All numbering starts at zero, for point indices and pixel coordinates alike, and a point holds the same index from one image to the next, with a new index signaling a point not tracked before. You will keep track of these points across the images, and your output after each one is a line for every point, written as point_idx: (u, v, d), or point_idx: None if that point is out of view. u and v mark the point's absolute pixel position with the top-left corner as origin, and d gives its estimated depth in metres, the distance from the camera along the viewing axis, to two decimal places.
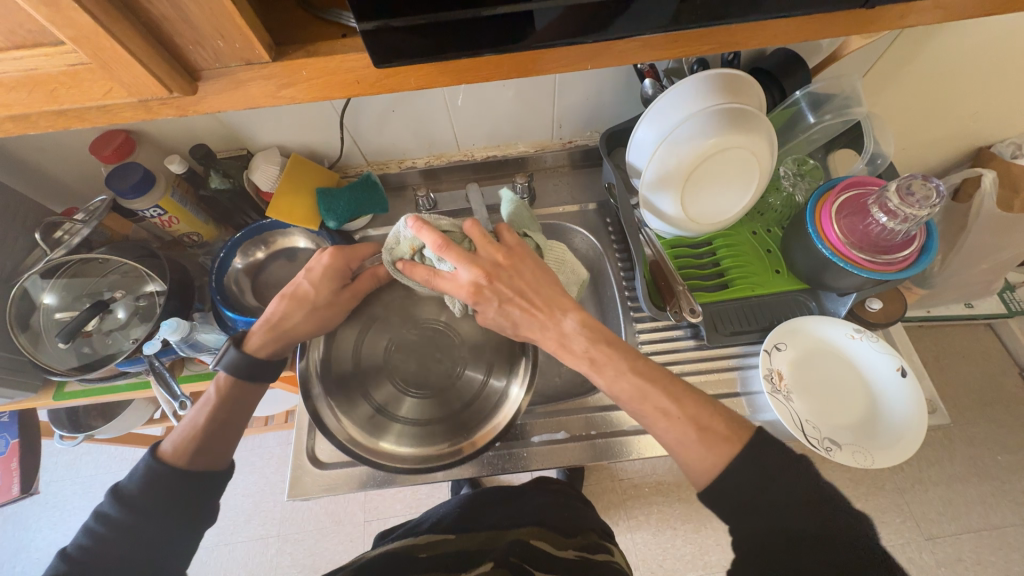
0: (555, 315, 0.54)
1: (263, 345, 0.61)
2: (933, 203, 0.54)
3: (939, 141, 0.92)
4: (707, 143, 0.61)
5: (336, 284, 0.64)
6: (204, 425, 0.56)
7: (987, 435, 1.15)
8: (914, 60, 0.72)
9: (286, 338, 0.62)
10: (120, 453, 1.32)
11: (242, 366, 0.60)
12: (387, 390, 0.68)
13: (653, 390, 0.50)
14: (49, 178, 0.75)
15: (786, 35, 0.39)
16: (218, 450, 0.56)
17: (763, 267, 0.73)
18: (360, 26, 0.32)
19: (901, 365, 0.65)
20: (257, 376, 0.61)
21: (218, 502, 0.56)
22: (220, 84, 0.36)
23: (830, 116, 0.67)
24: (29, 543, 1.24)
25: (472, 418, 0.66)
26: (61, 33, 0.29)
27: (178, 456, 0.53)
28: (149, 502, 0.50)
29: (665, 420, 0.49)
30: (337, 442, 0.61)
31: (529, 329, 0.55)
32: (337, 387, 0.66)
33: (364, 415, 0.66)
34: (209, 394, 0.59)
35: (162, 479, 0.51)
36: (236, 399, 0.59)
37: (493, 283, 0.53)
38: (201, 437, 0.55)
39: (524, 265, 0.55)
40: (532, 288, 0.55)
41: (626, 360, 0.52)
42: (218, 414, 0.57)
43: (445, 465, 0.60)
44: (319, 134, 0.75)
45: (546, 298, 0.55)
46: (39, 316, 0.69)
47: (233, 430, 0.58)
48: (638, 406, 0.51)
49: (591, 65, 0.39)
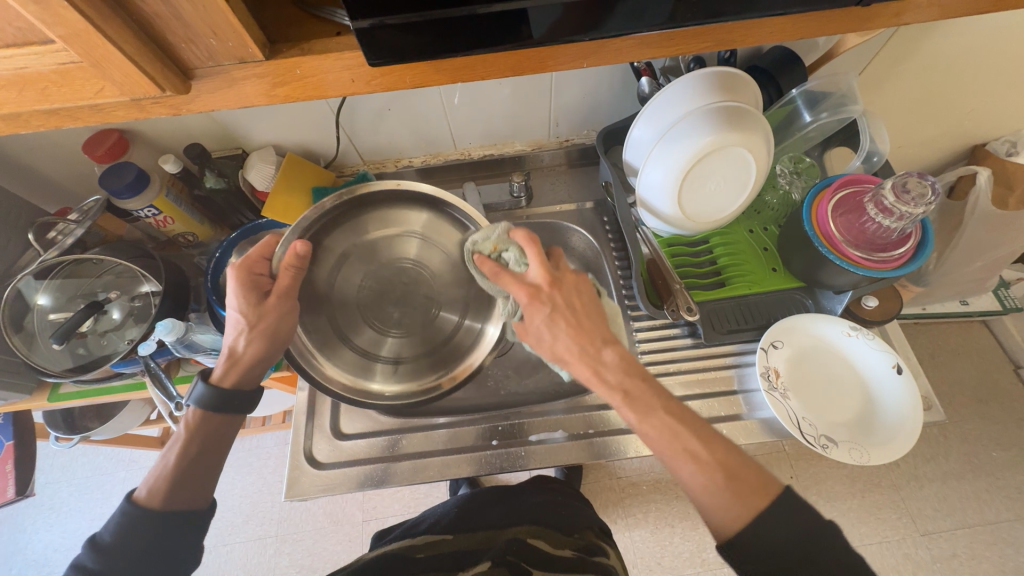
0: (596, 342, 0.53)
1: (229, 372, 0.59)
2: (928, 201, 0.55)
3: (935, 138, 0.92)
4: (705, 141, 0.61)
5: (253, 299, 0.57)
6: (175, 464, 0.54)
7: (982, 431, 1.16)
8: (911, 58, 0.72)
9: (248, 365, 0.59)
10: (116, 454, 1.31)
11: (210, 400, 0.57)
12: (367, 335, 0.61)
13: (683, 429, 0.48)
14: (41, 178, 0.74)
15: (783, 33, 0.39)
16: (194, 487, 0.54)
17: (759, 264, 0.74)
18: (354, 24, 0.32)
19: (897, 362, 0.66)
20: (225, 408, 0.57)
21: (200, 543, 0.54)
22: (214, 83, 0.35)
23: (825, 114, 0.67)
24: (24, 545, 1.23)
25: (450, 357, 0.64)
26: (51, 32, 0.28)
27: (153, 499, 0.52)
28: (124, 550, 0.48)
29: (693, 466, 0.46)
30: (337, 391, 0.62)
31: (566, 352, 0.53)
32: (315, 336, 0.61)
33: (352, 361, 0.62)
34: (181, 430, 0.57)
35: (137, 524, 0.50)
36: (213, 431, 0.57)
37: (555, 293, 0.54)
38: (174, 476, 0.53)
39: (582, 284, 0.56)
40: (583, 310, 0.54)
41: (657, 398, 0.50)
42: (189, 451, 0.55)
43: (429, 399, 0.63)
44: (315, 133, 0.75)
45: (592, 322, 0.54)
46: (33, 317, 0.68)
47: (209, 463, 0.56)
48: (666, 447, 0.47)
49: (586, 64, 0.39)
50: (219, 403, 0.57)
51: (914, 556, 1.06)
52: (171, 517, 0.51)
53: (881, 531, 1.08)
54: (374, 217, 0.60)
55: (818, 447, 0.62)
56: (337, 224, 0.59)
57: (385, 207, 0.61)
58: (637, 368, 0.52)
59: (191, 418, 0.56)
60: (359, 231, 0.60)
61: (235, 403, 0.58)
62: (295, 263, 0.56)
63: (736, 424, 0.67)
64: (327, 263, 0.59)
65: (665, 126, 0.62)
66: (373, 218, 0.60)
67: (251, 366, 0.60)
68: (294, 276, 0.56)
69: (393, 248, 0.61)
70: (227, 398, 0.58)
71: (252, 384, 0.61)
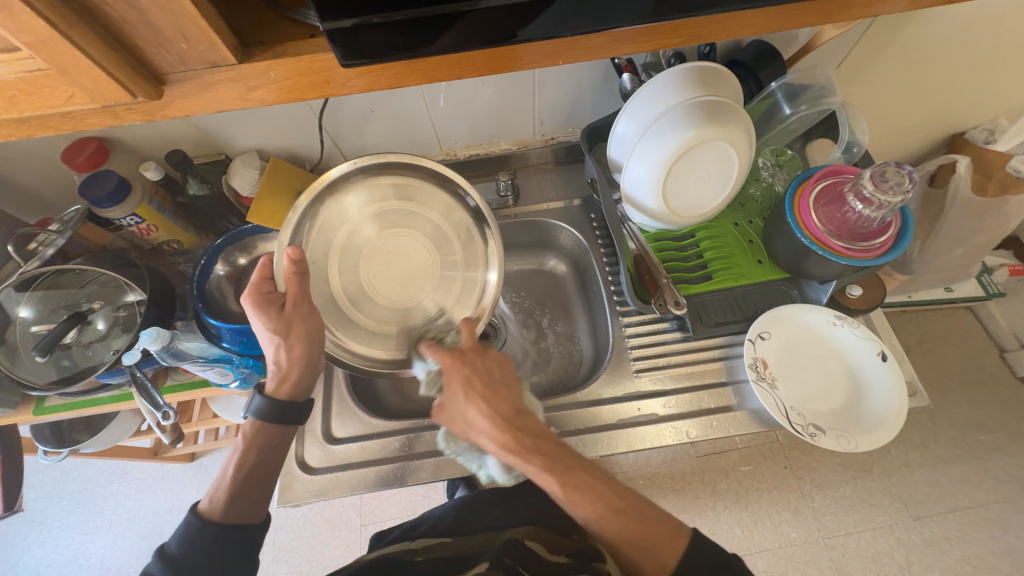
0: (514, 408, 0.55)
1: (279, 382, 0.59)
2: (906, 189, 0.55)
3: (916, 127, 0.94)
4: (687, 136, 0.61)
5: (274, 313, 0.57)
6: (234, 475, 0.55)
7: (970, 415, 1.18)
8: (887, 49, 0.73)
9: (298, 372, 0.60)
10: (107, 467, 1.29)
11: (269, 410, 0.58)
12: (384, 312, 0.64)
13: (603, 487, 0.51)
14: (21, 189, 0.73)
15: (756, 25, 0.39)
16: (252, 499, 0.55)
17: (745, 257, 0.74)
18: (325, 26, 0.32)
19: (882, 349, 0.67)
20: (283, 418, 0.58)
21: (257, 557, 0.54)
22: (187, 87, 0.35)
23: (805, 107, 0.68)
24: (16, 562, 1.21)
25: (465, 304, 0.67)
26: (16, 39, 0.28)
27: (215, 510, 0.53)
28: (190, 558, 0.49)
29: (614, 520, 0.49)
30: (382, 369, 0.64)
31: (479, 419, 0.54)
32: (338, 324, 0.62)
33: (380, 337, 0.64)
34: (238, 440, 0.57)
35: (200, 534, 0.50)
36: (270, 442, 0.58)
37: (472, 364, 0.58)
38: (234, 488, 0.54)
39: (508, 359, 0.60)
40: (495, 379, 0.57)
41: (573, 458, 0.52)
42: (247, 462, 0.56)
43: None
44: (298, 136, 0.74)
45: (510, 390, 0.57)
46: (16, 331, 0.67)
47: (268, 475, 0.57)
48: (589, 505, 0.49)
49: (563, 61, 0.39)
50: (278, 410, 0.58)
51: (906, 540, 1.08)
52: (232, 528, 0.52)
53: (873, 516, 1.10)
54: (348, 202, 0.62)
55: (806, 435, 0.63)
56: (315, 222, 0.60)
57: (345, 190, 0.62)
58: (542, 436, 0.54)
59: (251, 428, 0.57)
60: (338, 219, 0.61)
61: (289, 413, 0.58)
62: (297, 270, 0.56)
63: (726, 415, 0.68)
64: (322, 253, 0.60)
65: (645, 123, 0.63)
66: (346, 205, 0.62)
67: (301, 374, 0.59)
68: (301, 282, 0.57)
69: (373, 223, 0.63)
70: (283, 407, 0.58)
71: (306, 392, 0.61)
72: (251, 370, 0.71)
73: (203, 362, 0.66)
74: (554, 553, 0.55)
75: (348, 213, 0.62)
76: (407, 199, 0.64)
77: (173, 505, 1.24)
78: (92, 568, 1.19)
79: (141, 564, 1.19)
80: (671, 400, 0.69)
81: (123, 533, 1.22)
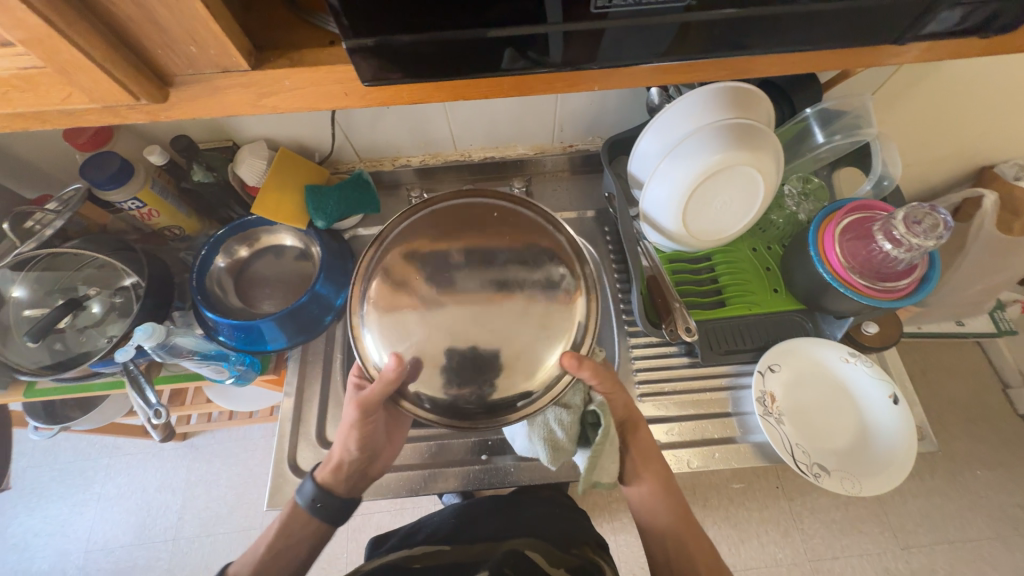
0: (643, 427, 0.61)
1: (336, 478, 0.58)
2: (939, 234, 0.53)
3: (946, 159, 0.91)
4: (713, 160, 0.58)
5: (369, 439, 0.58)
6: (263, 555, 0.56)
7: (969, 450, 1.17)
8: (928, 80, 0.70)
9: (360, 467, 0.60)
10: (99, 440, 1.29)
11: (313, 501, 0.57)
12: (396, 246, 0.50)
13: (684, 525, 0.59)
14: (22, 163, 0.71)
15: (803, 65, 0.37)
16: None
17: (761, 285, 0.71)
18: (348, 43, 0.30)
19: (894, 392, 0.65)
20: (322, 511, 0.57)
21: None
22: (194, 91, 0.33)
23: (839, 136, 0.65)
24: (5, 529, 1.22)
25: None
26: (10, 34, 0.26)
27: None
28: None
29: (693, 541, 0.59)
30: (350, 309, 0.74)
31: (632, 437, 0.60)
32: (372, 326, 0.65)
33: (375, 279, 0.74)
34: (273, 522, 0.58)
35: None
36: (300, 530, 0.58)
37: (615, 396, 0.56)
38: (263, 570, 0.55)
39: (620, 398, 0.57)
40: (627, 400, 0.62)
41: (670, 496, 0.60)
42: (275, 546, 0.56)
43: None
44: (311, 128, 0.72)
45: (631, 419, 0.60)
46: (8, 311, 0.66)
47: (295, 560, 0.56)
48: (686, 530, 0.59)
49: (598, 87, 0.37)
50: (322, 505, 0.57)
51: (893, 569, 1.08)
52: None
53: (862, 543, 1.10)
54: (506, 227, 0.51)
55: (811, 476, 0.62)
56: (448, 208, 0.52)
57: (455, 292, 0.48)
58: (657, 462, 0.61)
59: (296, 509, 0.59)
60: (466, 242, 0.50)
61: (335, 507, 0.57)
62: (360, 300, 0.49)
63: (729, 447, 0.66)
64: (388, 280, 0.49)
65: (671, 142, 0.61)
66: (505, 229, 0.51)
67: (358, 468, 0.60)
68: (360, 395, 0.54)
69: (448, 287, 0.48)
70: (330, 501, 0.57)
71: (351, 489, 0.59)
72: (248, 367, 0.70)
73: (198, 359, 0.64)
74: (553, 564, 0.53)
75: (488, 239, 0.50)
76: (542, 311, 0.48)
77: (163, 483, 1.24)
78: (78, 540, 1.19)
79: (127, 539, 1.19)
80: (675, 428, 0.68)
81: (111, 507, 1.22)
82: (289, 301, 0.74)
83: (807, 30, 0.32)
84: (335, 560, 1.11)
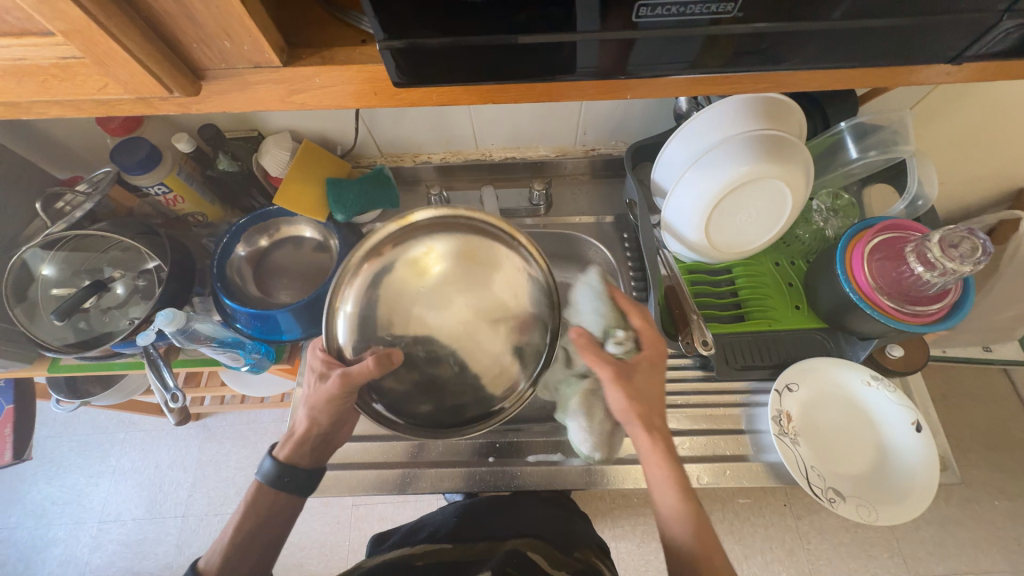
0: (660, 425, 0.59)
1: (299, 453, 0.60)
2: (977, 259, 0.51)
3: (985, 178, 0.87)
4: (742, 171, 0.57)
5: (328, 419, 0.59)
6: (231, 537, 0.55)
7: (989, 479, 1.13)
8: (971, 96, 0.67)
9: (322, 442, 0.62)
10: (116, 416, 1.33)
11: (275, 477, 0.58)
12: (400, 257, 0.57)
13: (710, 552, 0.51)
14: (56, 145, 0.73)
15: (849, 80, 0.36)
16: (250, 562, 0.55)
17: (782, 300, 0.70)
18: (381, 44, 0.29)
19: (917, 419, 0.63)
20: (283, 486, 0.58)
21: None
22: (226, 85, 0.33)
23: (874, 152, 0.62)
24: (23, 496, 1.26)
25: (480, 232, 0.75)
26: (51, 25, 0.27)
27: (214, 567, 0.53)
28: None
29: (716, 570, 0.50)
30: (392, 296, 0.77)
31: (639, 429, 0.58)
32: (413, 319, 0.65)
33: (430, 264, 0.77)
34: (243, 500, 0.59)
35: None
36: (269, 508, 0.58)
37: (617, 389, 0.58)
38: (232, 550, 0.54)
39: (637, 377, 0.59)
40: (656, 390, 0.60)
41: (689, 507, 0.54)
42: (246, 524, 0.57)
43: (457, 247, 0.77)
44: (335, 122, 0.72)
45: (651, 406, 0.59)
46: (37, 289, 0.67)
47: (265, 538, 0.57)
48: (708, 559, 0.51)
49: (629, 96, 0.36)
50: (287, 481, 0.58)
51: None
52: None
53: (870, 568, 1.07)
54: (494, 266, 0.58)
55: (825, 500, 0.60)
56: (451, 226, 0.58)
57: (440, 311, 0.57)
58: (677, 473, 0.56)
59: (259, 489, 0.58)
60: (460, 269, 0.58)
61: (295, 482, 0.59)
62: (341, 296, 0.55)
63: (740, 465, 0.65)
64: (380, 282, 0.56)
65: (699, 151, 0.59)
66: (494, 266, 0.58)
67: (318, 443, 0.61)
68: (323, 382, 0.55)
69: (435, 304, 0.57)
70: (291, 476, 0.59)
71: (313, 461, 0.61)
72: (263, 355, 0.71)
73: (215, 346, 0.66)
74: (555, 566, 0.52)
75: (477, 267, 0.58)
76: (508, 343, 0.58)
77: (174, 461, 1.27)
78: (92, 510, 1.23)
79: (139, 513, 1.22)
80: (686, 442, 0.67)
81: (124, 481, 1.25)
82: (305, 292, 0.75)
83: (851, 48, 0.31)
84: (337, 548, 1.12)
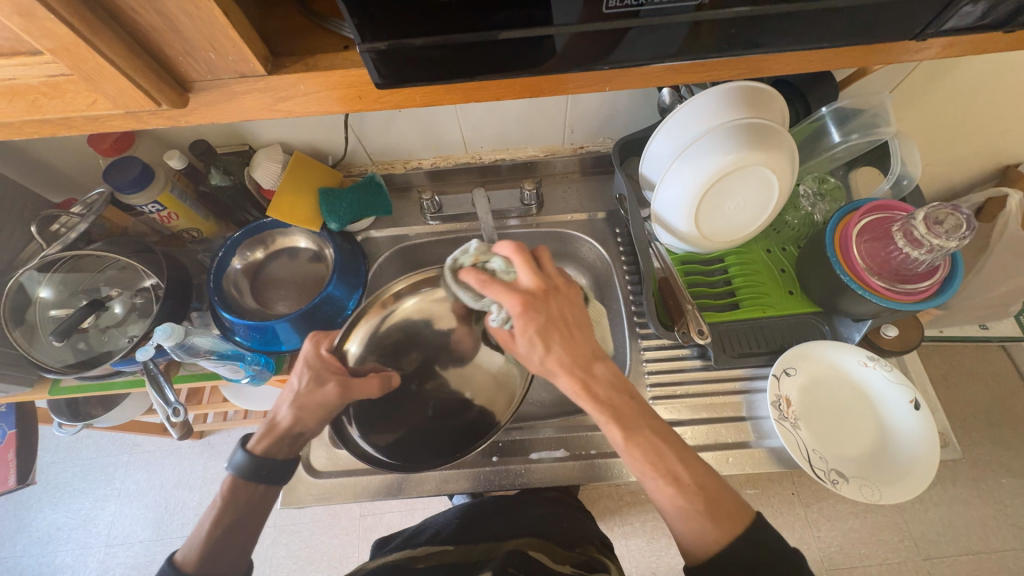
0: (586, 357, 0.52)
1: (274, 446, 0.59)
2: (962, 234, 0.51)
3: (967, 158, 0.88)
4: (724, 161, 0.58)
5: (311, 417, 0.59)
6: (208, 529, 0.54)
7: (993, 457, 1.13)
8: (948, 77, 0.69)
9: (291, 435, 0.60)
10: (120, 437, 1.32)
11: (248, 468, 0.57)
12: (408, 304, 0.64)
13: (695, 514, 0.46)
14: (48, 168, 0.74)
15: (821, 60, 0.37)
16: (230, 557, 0.53)
17: (775, 287, 0.71)
18: (363, 47, 0.30)
19: (915, 397, 0.63)
20: (261, 477, 0.57)
21: None
22: (214, 96, 0.34)
23: (855, 135, 0.63)
24: (30, 522, 1.25)
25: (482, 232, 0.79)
26: (39, 44, 0.27)
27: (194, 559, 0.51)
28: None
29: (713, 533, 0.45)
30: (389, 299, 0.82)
31: (559, 362, 0.51)
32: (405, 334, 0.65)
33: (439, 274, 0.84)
34: (217, 496, 0.57)
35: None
36: (247, 501, 0.57)
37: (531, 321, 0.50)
38: (210, 541, 0.53)
39: (574, 293, 0.54)
40: (575, 320, 0.53)
41: (659, 441, 0.50)
42: (222, 518, 0.55)
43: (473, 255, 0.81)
44: (325, 132, 0.73)
45: (583, 333, 0.53)
46: (35, 311, 0.68)
47: (244, 531, 0.55)
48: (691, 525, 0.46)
49: (608, 88, 0.37)
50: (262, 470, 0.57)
51: None
52: None
53: (881, 552, 1.07)
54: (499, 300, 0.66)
55: (828, 482, 0.60)
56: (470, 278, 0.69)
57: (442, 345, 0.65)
58: (645, 414, 0.51)
59: (232, 482, 0.57)
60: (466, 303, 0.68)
61: (268, 473, 0.58)
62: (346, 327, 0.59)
63: (743, 451, 0.66)
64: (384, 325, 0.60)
65: (683, 144, 0.60)
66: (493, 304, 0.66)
67: (290, 437, 0.60)
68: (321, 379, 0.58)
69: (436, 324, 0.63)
70: (260, 468, 0.58)
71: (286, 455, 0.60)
72: (263, 367, 0.70)
73: (215, 358, 0.66)
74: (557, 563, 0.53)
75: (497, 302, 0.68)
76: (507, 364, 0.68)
77: (179, 480, 1.26)
78: (99, 534, 1.22)
79: (146, 534, 1.21)
80: (687, 432, 0.67)
81: (130, 503, 1.25)
82: (303, 302, 0.75)
83: (817, 29, 0.32)
84: (346, 560, 1.12)
